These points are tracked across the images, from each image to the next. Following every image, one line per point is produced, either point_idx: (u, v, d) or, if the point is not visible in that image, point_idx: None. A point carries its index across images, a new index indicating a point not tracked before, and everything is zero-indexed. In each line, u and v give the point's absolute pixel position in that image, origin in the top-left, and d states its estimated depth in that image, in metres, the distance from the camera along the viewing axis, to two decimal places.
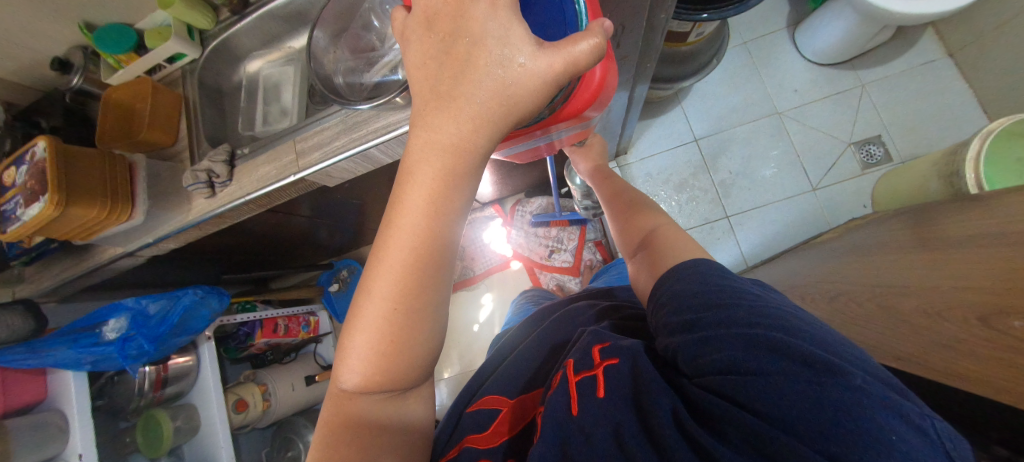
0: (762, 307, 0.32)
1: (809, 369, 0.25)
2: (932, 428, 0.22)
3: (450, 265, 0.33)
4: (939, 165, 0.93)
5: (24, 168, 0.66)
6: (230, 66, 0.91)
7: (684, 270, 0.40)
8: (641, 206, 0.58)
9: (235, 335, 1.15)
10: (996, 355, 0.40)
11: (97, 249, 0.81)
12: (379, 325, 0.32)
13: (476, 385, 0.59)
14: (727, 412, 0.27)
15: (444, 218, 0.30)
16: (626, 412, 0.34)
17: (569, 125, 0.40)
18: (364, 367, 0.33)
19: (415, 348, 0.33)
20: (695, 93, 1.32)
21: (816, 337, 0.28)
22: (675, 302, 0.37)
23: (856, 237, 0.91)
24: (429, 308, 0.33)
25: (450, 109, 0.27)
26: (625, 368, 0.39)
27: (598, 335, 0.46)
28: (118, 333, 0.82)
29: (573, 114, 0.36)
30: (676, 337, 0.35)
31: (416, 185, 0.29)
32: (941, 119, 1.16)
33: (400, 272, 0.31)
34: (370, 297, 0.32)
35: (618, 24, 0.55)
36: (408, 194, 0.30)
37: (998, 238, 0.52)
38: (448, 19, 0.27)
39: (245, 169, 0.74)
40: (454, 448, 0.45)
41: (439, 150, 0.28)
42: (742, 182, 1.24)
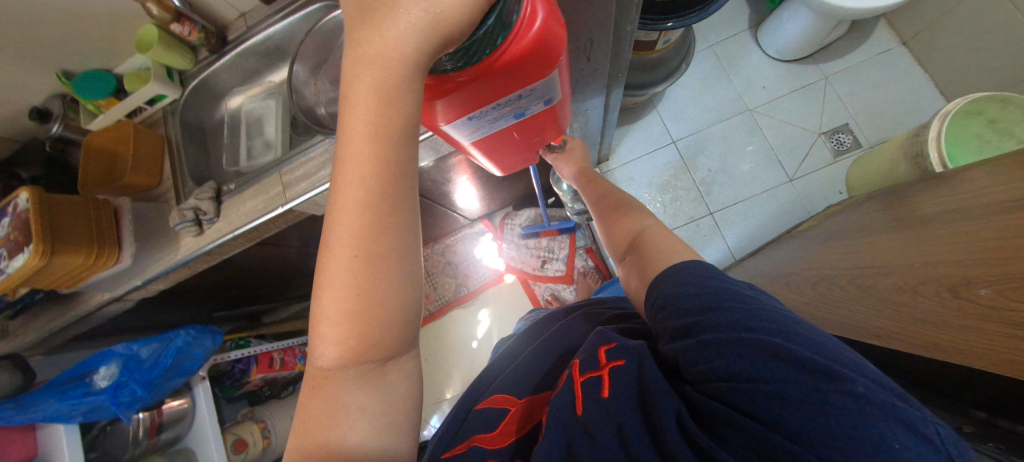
0: (759, 311, 0.33)
1: (810, 376, 0.26)
2: (936, 435, 0.23)
3: (411, 201, 0.31)
4: (904, 147, 0.97)
5: (6, 220, 0.66)
6: (212, 104, 0.92)
7: (678, 273, 0.41)
8: (626, 207, 0.59)
9: (230, 373, 1.14)
10: (967, 325, 0.42)
11: (85, 296, 0.80)
12: (346, 276, 0.30)
13: (483, 383, 0.58)
14: (730, 419, 0.28)
15: (390, 138, 0.29)
16: (627, 410, 0.34)
17: (511, 86, 0.37)
18: (338, 328, 0.31)
19: (387, 300, 0.31)
20: (669, 96, 1.36)
21: (813, 341, 0.29)
22: (673, 306, 0.38)
23: (834, 222, 0.94)
24: (398, 250, 0.31)
25: (377, 22, 0.26)
26: (631, 370, 0.38)
27: (604, 335, 0.45)
28: (110, 380, 0.81)
29: (515, 57, 0.33)
30: (676, 343, 0.35)
31: (354, 110, 0.28)
32: (902, 104, 1.22)
33: (357, 213, 0.29)
34: (332, 250, 0.31)
35: (586, 39, 0.58)
36: (349, 123, 0.29)
37: (961, 213, 0.55)
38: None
39: (232, 205, 0.75)
40: (460, 446, 0.44)
41: (372, 64, 0.27)
42: (723, 178, 1.28)
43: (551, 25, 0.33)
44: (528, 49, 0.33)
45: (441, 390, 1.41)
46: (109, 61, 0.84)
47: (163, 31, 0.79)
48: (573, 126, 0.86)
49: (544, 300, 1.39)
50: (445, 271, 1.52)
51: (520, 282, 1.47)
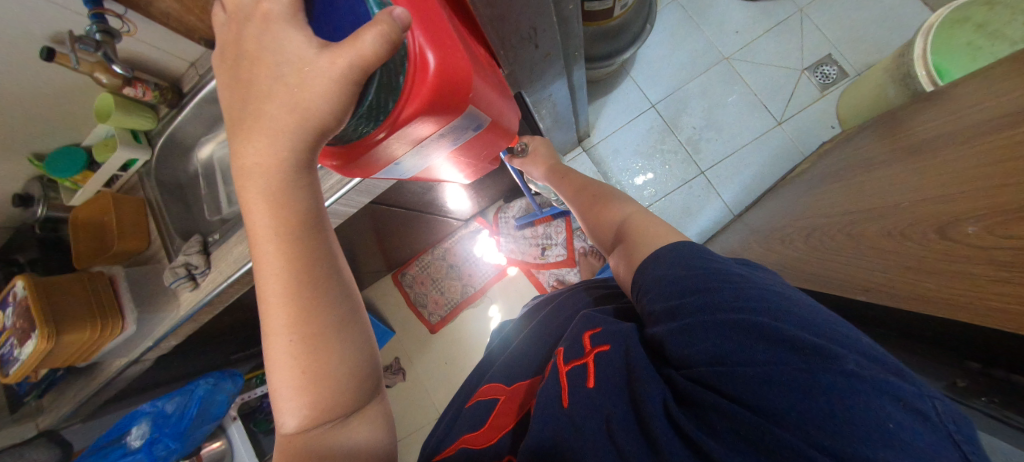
0: (747, 289, 0.32)
1: (798, 356, 0.25)
2: (934, 409, 0.23)
3: (329, 275, 0.35)
4: (890, 70, 0.92)
5: (10, 309, 0.68)
6: (183, 158, 0.91)
7: (665, 256, 0.40)
8: (608, 197, 0.59)
9: (260, 408, 1.20)
10: (959, 266, 0.40)
11: (104, 365, 0.83)
12: (287, 357, 0.34)
13: (475, 378, 0.59)
14: (717, 406, 0.27)
15: (295, 222, 0.33)
16: (614, 400, 0.33)
17: (427, 130, 0.37)
18: (294, 395, 0.34)
19: (331, 359, 0.35)
20: (641, 60, 1.32)
21: (804, 318, 0.28)
22: (658, 289, 0.37)
23: (826, 163, 0.90)
24: (327, 323, 0.35)
25: (262, 131, 0.31)
26: (616, 354, 0.38)
27: (590, 320, 0.45)
28: (142, 439, 0.86)
29: (415, 113, 0.33)
30: (662, 326, 0.34)
31: (253, 217, 0.33)
32: (885, 23, 1.15)
33: (281, 301, 0.34)
34: (271, 332, 0.35)
35: (530, 28, 0.56)
36: (254, 229, 0.34)
37: (948, 139, 0.53)
38: (232, 46, 0.32)
39: (220, 255, 0.76)
40: (449, 448, 0.44)
41: (263, 168, 0.32)
42: (710, 134, 1.24)
43: (447, 71, 0.32)
44: (432, 94, 0.32)
45: None
46: (75, 136, 0.86)
47: (118, 97, 0.79)
48: (541, 114, 0.84)
49: (551, 287, 1.39)
50: (449, 275, 1.53)
51: (524, 273, 1.47)
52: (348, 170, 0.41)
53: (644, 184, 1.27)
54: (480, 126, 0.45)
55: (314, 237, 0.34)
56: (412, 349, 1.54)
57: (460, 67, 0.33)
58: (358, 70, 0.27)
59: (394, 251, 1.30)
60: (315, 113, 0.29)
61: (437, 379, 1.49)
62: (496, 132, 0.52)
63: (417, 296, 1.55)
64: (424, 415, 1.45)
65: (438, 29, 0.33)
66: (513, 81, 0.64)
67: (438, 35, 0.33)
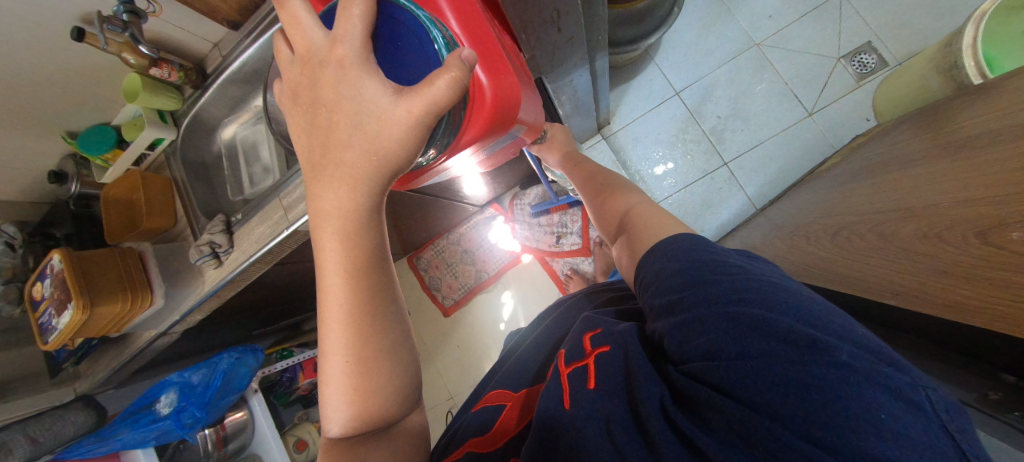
0: (745, 281, 0.29)
1: (793, 349, 0.23)
2: (926, 400, 0.21)
3: (389, 303, 0.34)
4: (936, 61, 0.86)
5: (48, 281, 0.72)
6: (207, 138, 0.94)
7: (665, 248, 0.37)
8: (614, 187, 0.57)
9: (280, 382, 1.24)
10: (999, 273, 0.38)
11: (134, 337, 0.87)
12: (342, 379, 0.34)
13: (485, 381, 0.59)
14: (710, 400, 0.25)
15: (363, 260, 0.32)
16: (616, 402, 0.32)
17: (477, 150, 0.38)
18: (343, 414, 0.34)
19: (384, 386, 0.35)
20: (666, 45, 1.27)
21: (800, 308, 0.26)
22: (659, 282, 0.34)
23: (861, 157, 0.86)
24: (383, 348, 0.34)
25: (330, 171, 0.29)
26: (617, 356, 0.36)
27: (591, 322, 0.43)
28: (171, 406, 0.89)
29: (474, 139, 0.34)
30: (662, 321, 0.32)
31: (323, 248, 0.31)
32: (935, 9, 1.07)
33: (341, 327, 0.33)
34: (325, 352, 0.34)
35: (553, 10, 0.54)
36: (322, 257, 0.32)
37: (998, 134, 0.49)
38: (306, 89, 0.29)
39: (242, 235, 0.78)
40: (455, 451, 0.43)
41: (334, 210, 0.30)
42: (735, 124, 1.20)
43: (502, 94, 0.33)
44: (487, 122, 0.33)
45: (476, 372, 1.46)
46: (106, 114, 0.88)
47: (145, 77, 0.80)
48: (562, 100, 0.82)
49: (564, 276, 1.39)
50: (462, 260, 1.54)
51: (537, 261, 1.47)
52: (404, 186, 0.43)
53: (664, 174, 1.24)
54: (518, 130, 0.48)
55: (381, 268, 0.33)
56: (426, 330, 1.57)
57: (510, 91, 0.34)
58: (431, 115, 0.25)
59: (410, 234, 1.31)
60: (398, 159, 0.28)
61: (448, 361, 1.52)
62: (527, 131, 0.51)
63: (431, 280, 1.57)
64: (436, 395, 1.49)
65: (487, 49, 0.33)
66: (534, 66, 0.62)
67: (490, 59, 0.32)
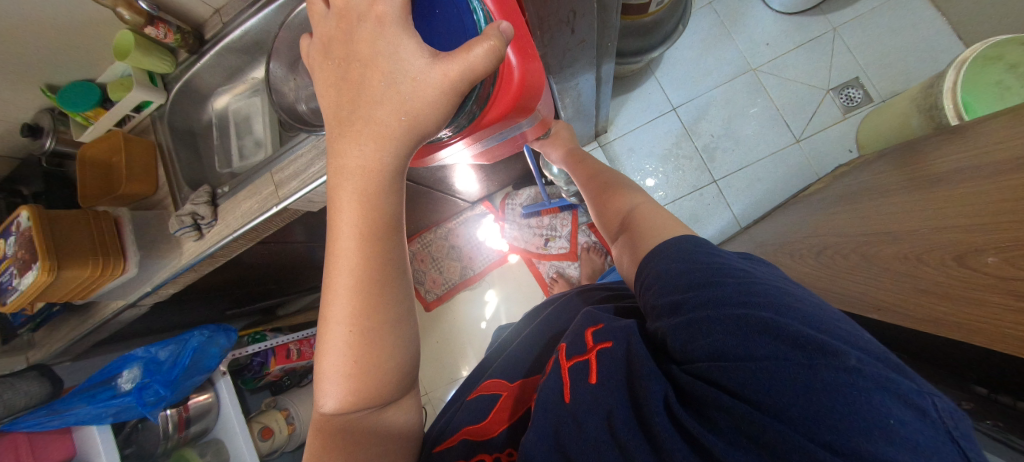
0: (751, 285, 0.30)
1: (800, 352, 0.24)
2: (933, 407, 0.20)
3: (399, 277, 0.34)
4: (918, 100, 0.91)
5: (12, 239, 0.67)
6: (197, 106, 0.90)
7: (669, 249, 0.38)
8: (617, 186, 0.58)
9: (249, 366, 1.20)
10: (975, 293, 0.40)
11: (101, 306, 0.83)
12: (342, 348, 0.33)
13: (479, 372, 0.58)
14: (718, 400, 0.26)
15: (375, 233, 0.31)
16: (617, 397, 0.32)
17: (494, 130, 0.40)
18: (340, 386, 0.34)
19: (384, 364, 0.34)
20: (667, 62, 1.30)
21: (807, 313, 0.26)
22: (662, 282, 0.35)
23: (843, 184, 0.90)
24: (387, 322, 0.34)
25: (356, 133, 0.29)
26: (618, 351, 0.36)
27: (592, 316, 0.44)
28: (133, 382, 0.84)
29: (497, 118, 0.36)
30: (665, 320, 0.33)
31: (339, 213, 0.31)
32: (917, 53, 1.14)
33: (348, 296, 0.32)
34: (328, 322, 0.33)
35: (569, 10, 0.54)
36: (336, 221, 0.31)
37: (974, 169, 0.52)
38: (340, 43, 0.29)
39: (228, 208, 0.75)
40: (449, 439, 0.42)
41: (355, 175, 0.29)
42: (726, 143, 1.24)
43: (528, 76, 0.35)
44: (513, 100, 0.35)
45: (454, 369, 1.45)
46: (90, 71, 0.84)
47: (138, 35, 0.77)
48: (565, 102, 0.83)
49: (549, 278, 1.40)
50: (449, 255, 1.52)
51: (524, 261, 1.47)
52: (417, 158, 0.45)
53: (655, 186, 1.26)
54: (528, 122, 0.49)
55: (396, 239, 0.33)
56: None
57: (534, 75, 0.36)
58: (467, 81, 0.26)
59: None
60: (427, 119, 0.28)
61: (426, 356, 1.50)
62: (535, 125, 0.53)
63: (416, 273, 1.55)
64: None
65: (519, 31, 0.34)
66: (545, 63, 0.62)
67: (521, 39, 0.34)
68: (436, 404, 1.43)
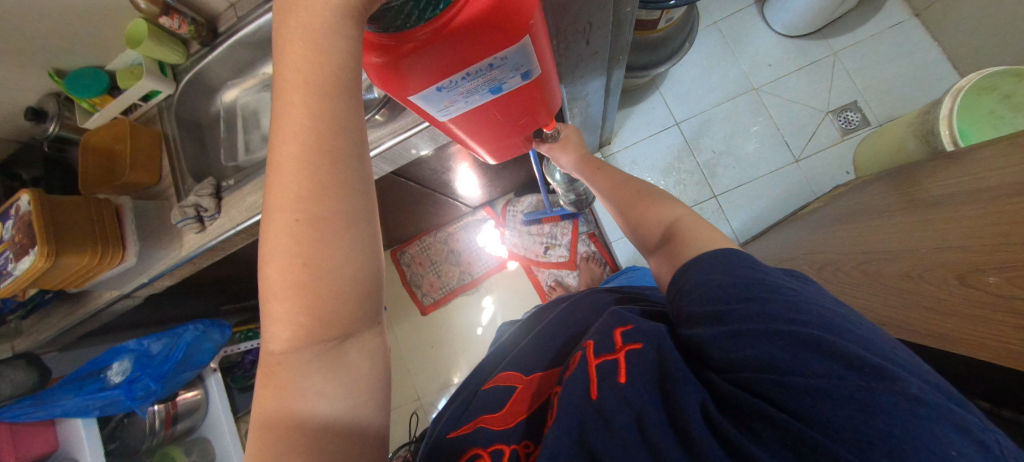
0: (799, 302, 0.30)
1: (855, 373, 0.24)
2: (992, 442, 0.22)
3: (354, 161, 0.29)
4: (915, 125, 0.94)
5: (10, 222, 0.66)
6: (207, 99, 0.91)
7: (711, 258, 0.37)
8: (652, 196, 0.54)
9: (240, 364, 1.18)
10: (979, 310, 0.41)
11: (94, 294, 0.81)
12: (286, 244, 0.27)
13: (489, 363, 0.58)
14: (762, 412, 0.26)
15: (324, 95, 0.27)
16: (647, 398, 0.32)
17: (476, 54, 0.31)
18: (286, 295, 0.28)
19: (337, 268, 0.28)
20: (672, 78, 1.33)
21: (860, 335, 0.27)
22: (703, 290, 0.35)
23: (840, 204, 0.92)
24: (342, 215, 0.28)
25: None
26: (648, 354, 0.36)
27: (620, 316, 0.43)
28: (122, 375, 0.82)
29: (473, 18, 0.28)
30: (703, 328, 0.33)
31: (285, 75, 0.27)
32: (914, 80, 1.17)
33: (294, 172, 0.27)
34: (274, 221, 0.28)
35: (586, 22, 0.55)
36: (282, 89, 0.27)
37: (969, 193, 0.54)
38: None
39: (232, 200, 0.74)
40: (466, 426, 0.42)
41: (305, 28, 0.26)
42: (727, 160, 1.26)
43: None
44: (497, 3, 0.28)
45: (447, 375, 1.44)
46: (101, 57, 0.84)
47: (151, 24, 0.77)
48: (574, 112, 0.84)
49: (548, 286, 1.40)
50: (448, 259, 1.52)
51: (523, 269, 1.47)
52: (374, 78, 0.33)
53: None
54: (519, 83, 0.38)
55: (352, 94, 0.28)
56: (403, 325, 1.53)
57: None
58: None
59: (398, 225, 1.28)
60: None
61: (420, 361, 1.48)
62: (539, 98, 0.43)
63: (414, 275, 1.54)
64: (402, 395, 1.45)
65: None
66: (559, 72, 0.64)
67: None
68: (428, 411, 1.41)
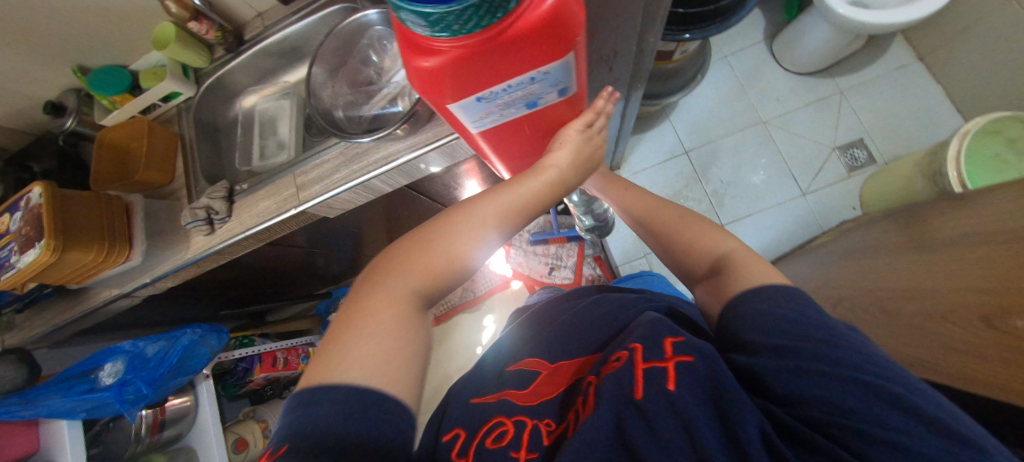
0: (870, 354, 0.29)
1: (935, 435, 0.23)
2: None
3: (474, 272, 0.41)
4: (922, 165, 0.96)
5: (19, 214, 0.65)
6: (226, 103, 0.92)
7: (768, 290, 0.37)
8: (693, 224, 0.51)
9: (232, 372, 1.15)
10: (1009, 358, 0.40)
11: (93, 292, 0.79)
12: (406, 303, 0.35)
13: (510, 347, 0.64)
14: (828, 452, 0.25)
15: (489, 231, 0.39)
16: (698, 409, 0.30)
17: (518, 68, 0.30)
18: (385, 337, 0.33)
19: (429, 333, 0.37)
20: (682, 107, 1.35)
21: (935, 398, 0.26)
22: (765, 322, 0.34)
23: (849, 239, 0.93)
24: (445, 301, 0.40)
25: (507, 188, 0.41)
26: (701, 367, 0.34)
27: (672, 327, 0.41)
28: (115, 376, 0.80)
29: (529, 35, 0.27)
30: (764, 360, 0.32)
31: (476, 214, 0.39)
32: (918, 121, 1.20)
33: (436, 266, 0.37)
34: (401, 282, 0.36)
35: (610, 49, 0.56)
36: (468, 219, 0.39)
37: (986, 236, 0.54)
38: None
39: (244, 204, 0.74)
40: (489, 395, 0.50)
41: (502, 206, 0.40)
42: (735, 190, 1.27)
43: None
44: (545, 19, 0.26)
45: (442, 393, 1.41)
46: (126, 57, 0.85)
47: (180, 29, 0.79)
48: None
49: None
50: None
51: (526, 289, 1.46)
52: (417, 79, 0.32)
53: None
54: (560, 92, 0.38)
55: (530, 213, 0.42)
56: None
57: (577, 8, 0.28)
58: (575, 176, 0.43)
59: None
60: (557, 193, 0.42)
61: None
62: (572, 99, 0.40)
63: None
64: None
65: None
66: None
67: None
68: None
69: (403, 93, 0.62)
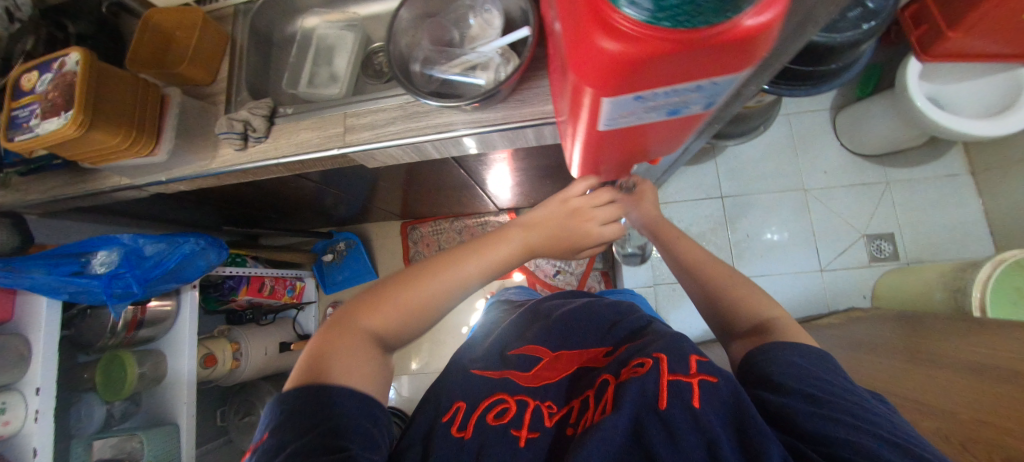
0: (910, 433, 0.30)
1: None
2: None
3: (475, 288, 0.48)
4: (946, 278, 0.96)
5: (48, 76, 0.60)
6: (286, 17, 0.86)
7: (802, 345, 0.39)
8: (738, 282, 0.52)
9: (218, 287, 1.11)
10: None
11: (101, 174, 0.75)
12: (412, 303, 0.44)
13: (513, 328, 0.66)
14: None
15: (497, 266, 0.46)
16: (721, 431, 0.30)
17: (705, 72, 0.20)
18: (391, 319, 0.43)
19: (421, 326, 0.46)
20: (730, 152, 1.33)
21: None
22: (793, 370, 0.36)
23: (854, 328, 0.95)
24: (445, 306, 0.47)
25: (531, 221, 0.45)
26: (725, 390, 0.34)
27: (695, 346, 0.41)
28: (106, 267, 0.77)
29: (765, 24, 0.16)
30: (795, 404, 0.33)
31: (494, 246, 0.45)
32: (949, 232, 1.21)
33: (446, 280, 0.44)
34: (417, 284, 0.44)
35: None
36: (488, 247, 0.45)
37: (1013, 372, 0.54)
38: None
39: (284, 129, 0.70)
40: (494, 372, 0.52)
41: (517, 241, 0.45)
42: (756, 247, 1.27)
43: None
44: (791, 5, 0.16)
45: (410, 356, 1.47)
46: None
47: None
48: None
49: None
50: None
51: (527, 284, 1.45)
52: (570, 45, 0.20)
53: None
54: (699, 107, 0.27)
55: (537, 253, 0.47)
56: None
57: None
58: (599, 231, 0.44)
59: (422, 203, 1.24)
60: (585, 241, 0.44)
61: None
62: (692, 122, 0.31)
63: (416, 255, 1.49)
64: None
65: None
66: None
67: None
68: None
69: (487, 65, 0.58)
